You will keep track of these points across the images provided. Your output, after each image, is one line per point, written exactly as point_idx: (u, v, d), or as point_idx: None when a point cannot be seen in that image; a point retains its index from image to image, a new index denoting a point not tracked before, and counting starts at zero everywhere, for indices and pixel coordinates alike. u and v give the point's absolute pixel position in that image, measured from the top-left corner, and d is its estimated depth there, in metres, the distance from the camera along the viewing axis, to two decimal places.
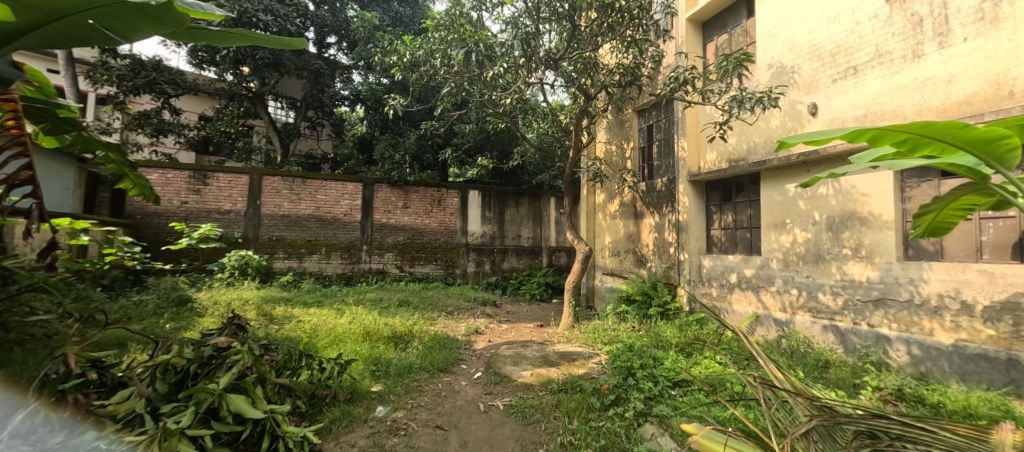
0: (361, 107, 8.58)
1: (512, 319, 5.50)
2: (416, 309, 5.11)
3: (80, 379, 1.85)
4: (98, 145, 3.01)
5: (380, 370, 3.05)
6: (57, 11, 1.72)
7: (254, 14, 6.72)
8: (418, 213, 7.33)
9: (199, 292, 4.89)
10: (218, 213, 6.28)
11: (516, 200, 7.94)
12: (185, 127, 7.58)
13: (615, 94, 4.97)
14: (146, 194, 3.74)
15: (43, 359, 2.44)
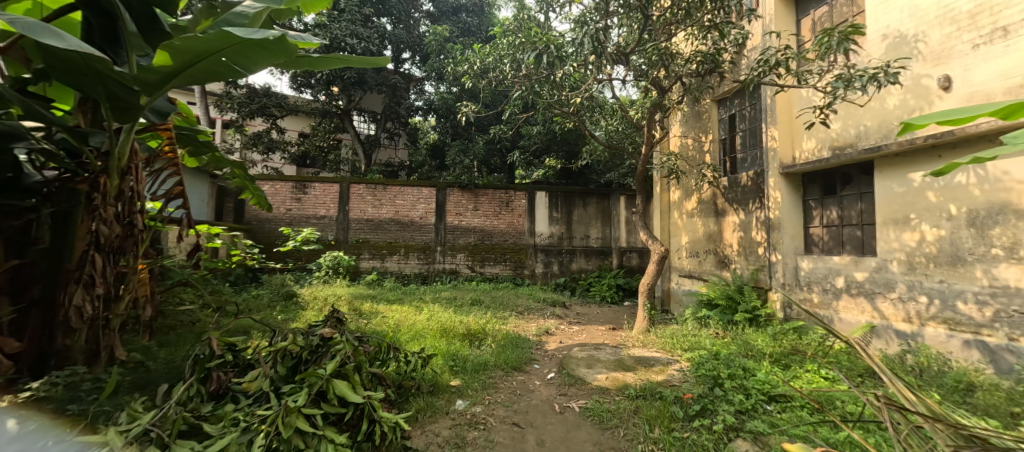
0: (433, 116, 9.08)
1: (582, 320, 5.44)
2: (487, 308, 5.29)
3: (221, 359, 2.20)
4: (225, 163, 3.55)
5: (458, 366, 3.21)
6: (200, 53, 2.07)
7: (342, 39, 7.48)
8: (487, 215, 7.57)
9: (302, 288, 5.54)
10: (315, 218, 7.06)
11: (584, 200, 7.79)
12: (288, 144, 8.64)
13: (692, 85, 4.70)
14: (262, 203, 4.32)
15: (191, 342, 2.94)
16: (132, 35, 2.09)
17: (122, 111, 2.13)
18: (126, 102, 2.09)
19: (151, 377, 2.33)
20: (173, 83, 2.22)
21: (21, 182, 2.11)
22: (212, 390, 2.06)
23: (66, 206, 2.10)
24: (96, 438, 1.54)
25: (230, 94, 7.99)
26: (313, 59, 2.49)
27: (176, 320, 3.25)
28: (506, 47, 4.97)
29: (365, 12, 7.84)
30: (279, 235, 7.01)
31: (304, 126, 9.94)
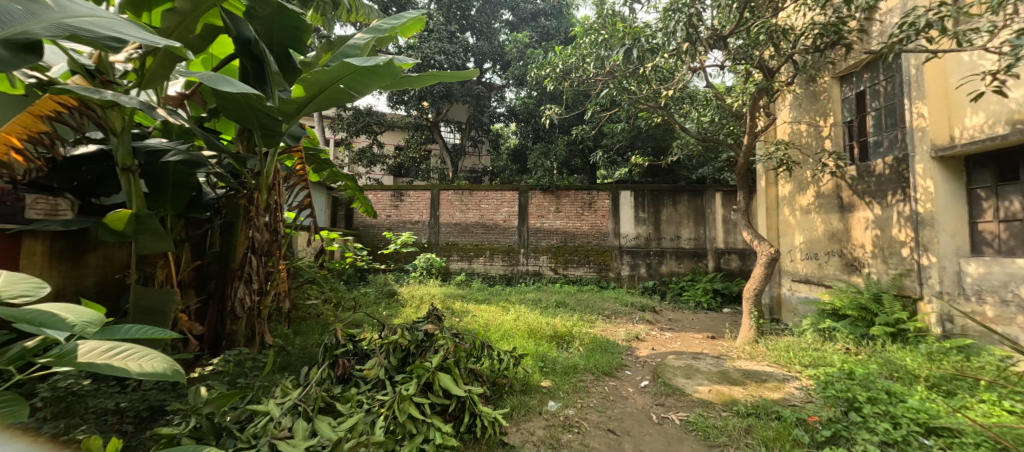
0: (514, 122, 9.31)
1: (675, 327, 5.12)
2: (573, 311, 5.26)
3: (345, 347, 2.52)
4: (341, 176, 4.03)
5: (548, 367, 3.25)
6: (326, 82, 2.42)
7: (431, 56, 8.05)
8: (569, 216, 7.49)
9: (401, 287, 6.07)
10: (411, 223, 7.75)
11: (672, 198, 7.14)
12: (387, 157, 9.52)
13: (806, 63, 4.17)
14: (368, 210, 4.82)
15: (320, 333, 3.41)
16: (274, 74, 2.46)
17: (270, 137, 2.54)
18: (273, 130, 2.50)
19: (294, 360, 2.77)
20: (305, 111, 2.61)
21: (202, 199, 2.68)
22: (340, 374, 2.37)
23: (231, 217, 2.64)
24: (260, 409, 1.82)
25: (341, 116, 9.06)
26: (412, 79, 2.77)
27: (307, 313, 3.79)
28: (590, 45, 4.93)
29: (450, 29, 8.34)
30: (381, 239, 7.79)
31: (400, 140, 10.88)
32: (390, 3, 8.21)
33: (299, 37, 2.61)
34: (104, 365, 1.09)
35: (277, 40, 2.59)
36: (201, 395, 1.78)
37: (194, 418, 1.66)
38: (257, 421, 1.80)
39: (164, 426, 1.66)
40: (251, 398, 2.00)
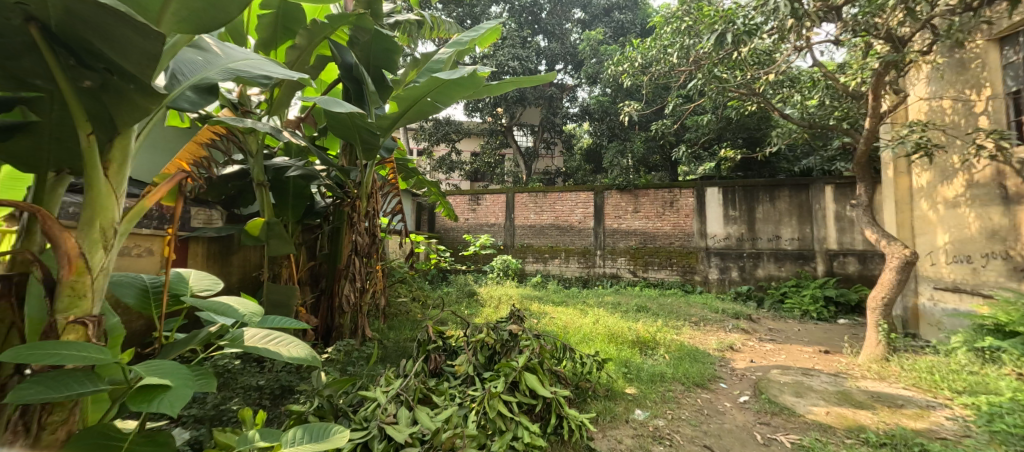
0: (587, 121, 9.12)
1: (777, 338, 4.60)
2: (656, 316, 4.99)
3: (437, 343, 2.67)
4: (426, 183, 4.30)
5: (632, 373, 3.13)
6: (417, 96, 2.61)
7: (505, 63, 8.25)
8: (649, 216, 7.14)
9: (480, 288, 6.28)
10: (488, 225, 8.06)
11: (770, 194, 6.38)
12: (464, 163, 9.96)
13: (951, 28, 3.49)
14: (451, 213, 5.06)
15: (412, 329, 3.65)
16: (371, 93, 2.70)
17: (369, 150, 2.79)
18: (372, 144, 2.74)
19: (393, 352, 3.02)
20: (398, 125, 2.84)
21: (314, 207, 3.05)
22: (433, 368, 2.53)
23: (337, 222, 2.97)
24: (370, 395, 2.00)
25: (424, 127, 9.65)
26: (490, 90, 2.90)
27: (400, 310, 4.09)
28: (671, 35, 4.65)
29: (523, 34, 8.49)
30: (462, 241, 8.17)
31: (476, 146, 11.31)
32: (464, 16, 8.60)
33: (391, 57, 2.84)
34: (262, 351, 1.21)
35: (373, 62, 2.85)
36: (321, 379, 2.02)
37: (317, 398, 1.88)
38: (367, 405, 1.98)
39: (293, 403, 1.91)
40: (360, 385, 2.20)
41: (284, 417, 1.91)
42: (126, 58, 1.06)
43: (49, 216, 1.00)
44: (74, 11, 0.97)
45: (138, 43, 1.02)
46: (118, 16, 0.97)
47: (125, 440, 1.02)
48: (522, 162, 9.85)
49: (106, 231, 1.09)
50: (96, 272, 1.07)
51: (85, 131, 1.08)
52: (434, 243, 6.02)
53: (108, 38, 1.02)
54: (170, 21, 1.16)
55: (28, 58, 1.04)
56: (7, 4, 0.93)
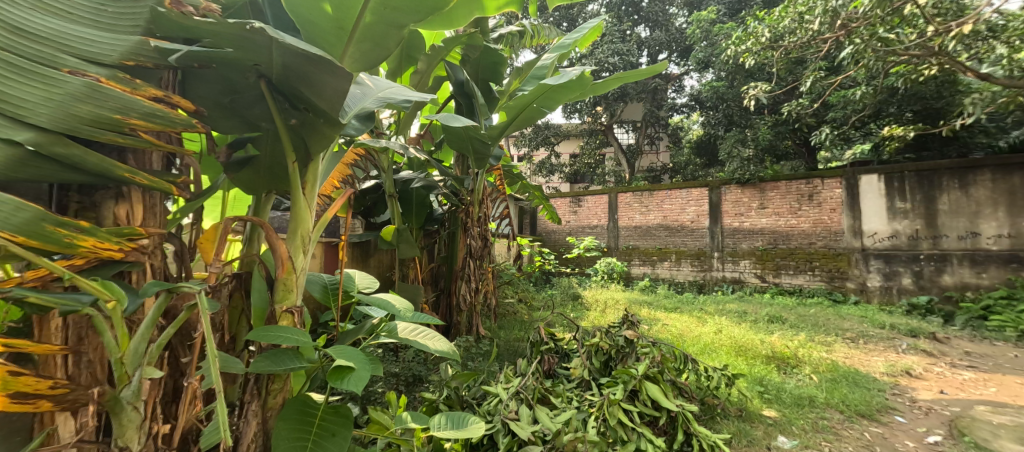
0: (698, 111, 8.31)
1: (982, 366, 3.56)
2: (794, 328, 4.31)
3: (549, 345, 2.53)
4: (530, 187, 4.37)
5: (771, 394, 2.72)
6: (524, 104, 2.67)
7: (605, 60, 7.97)
8: (780, 213, 6.19)
9: (585, 289, 6.06)
10: (590, 227, 7.92)
11: (961, 180, 5.04)
12: (563, 165, 9.91)
13: None
14: (554, 216, 5.09)
15: (524, 329, 3.68)
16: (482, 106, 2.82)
17: (480, 159, 2.91)
18: (484, 153, 2.84)
19: (511, 349, 3.08)
20: (508, 132, 2.94)
21: (433, 214, 3.31)
22: (546, 370, 2.40)
23: (453, 228, 3.16)
24: (493, 390, 2.03)
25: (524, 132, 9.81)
26: (593, 91, 2.83)
27: (511, 311, 4.16)
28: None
29: (623, 27, 8.14)
30: (565, 243, 8.11)
31: (575, 147, 11.19)
32: (561, 18, 8.63)
33: (499, 69, 2.91)
34: (418, 342, 1.21)
35: (481, 76, 2.97)
36: (447, 372, 2.13)
37: (446, 389, 1.99)
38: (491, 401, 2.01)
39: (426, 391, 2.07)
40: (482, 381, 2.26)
41: (418, 404, 2.08)
42: (324, 98, 0.94)
43: (268, 228, 0.99)
44: (285, 62, 0.87)
45: (333, 85, 0.90)
46: (319, 63, 0.85)
47: (313, 429, 0.95)
48: (626, 159, 9.45)
49: (305, 237, 1.06)
50: (299, 272, 1.04)
51: (290, 161, 1.03)
52: (538, 246, 6.07)
53: (312, 83, 0.92)
54: (353, 55, 1.17)
55: (257, 106, 1.01)
56: (246, 67, 0.90)
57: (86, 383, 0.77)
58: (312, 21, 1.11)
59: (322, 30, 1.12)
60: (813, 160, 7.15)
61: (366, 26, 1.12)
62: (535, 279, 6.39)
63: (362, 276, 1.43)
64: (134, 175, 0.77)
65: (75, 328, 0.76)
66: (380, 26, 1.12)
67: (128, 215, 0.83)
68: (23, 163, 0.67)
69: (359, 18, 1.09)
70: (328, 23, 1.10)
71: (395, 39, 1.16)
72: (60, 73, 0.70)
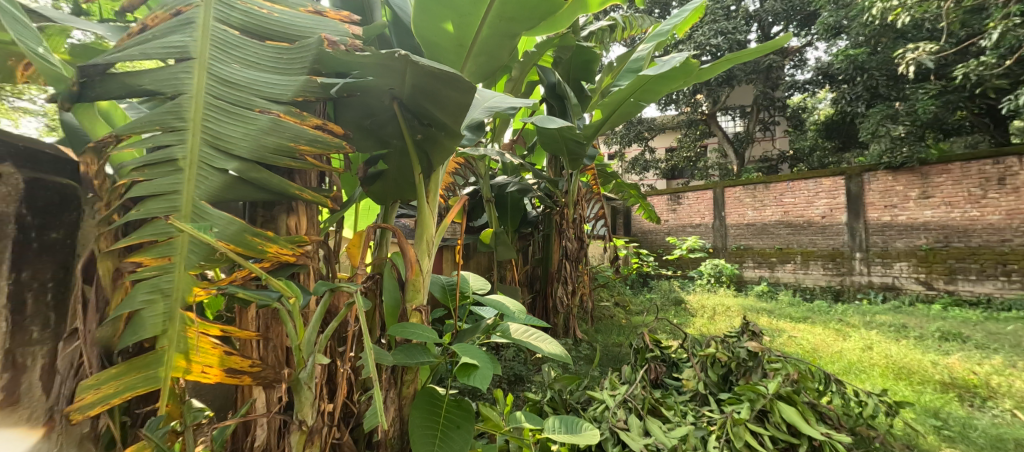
0: (827, 87, 7.09)
1: None
2: (982, 349, 3.39)
3: (655, 352, 2.03)
4: (625, 186, 4.14)
5: (953, 431, 2.12)
6: (621, 98, 2.43)
7: (706, 42, 7.25)
8: (953, 203, 5.00)
9: (689, 294, 5.41)
10: (691, 226, 7.21)
11: None
12: (659, 161, 9.18)
13: None
14: (651, 215, 4.85)
15: (628, 331, 3.39)
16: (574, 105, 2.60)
17: (574, 160, 2.69)
18: (578, 154, 2.63)
19: (613, 353, 2.83)
20: (604, 128, 2.73)
21: (528, 217, 3.30)
22: (653, 380, 1.89)
23: (547, 230, 3.10)
24: (597, 394, 1.71)
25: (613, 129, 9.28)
26: (697, 77, 2.48)
27: (606, 315, 3.94)
28: None
29: (726, 3, 7.33)
30: (663, 243, 7.47)
31: (671, 142, 10.43)
32: (654, 5, 8.13)
33: (590, 69, 2.75)
34: (534, 344, 1.24)
35: (572, 75, 2.78)
36: (550, 374, 1.97)
37: (550, 389, 1.81)
38: (594, 407, 1.69)
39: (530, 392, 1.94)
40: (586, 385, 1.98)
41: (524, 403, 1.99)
42: (447, 111, 1.02)
43: (398, 235, 1.09)
44: (415, 83, 0.95)
45: (457, 99, 0.96)
46: (446, 80, 0.92)
47: (440, 420, 1.03)
48: (733, 149, 8.45)
49: (429, 241, 1.16)
50: (425, 274, 1.14)
51: (417, 173, 1.13)
52: (635, 247, 5.71)
53: (437, 100, 0.99)
54: (471, 68, 1.27)
55: (390, 125, 1.13)
56: (383, 91, 1.01)
57: (273, 364, 0.93)
58: (434, 42, 1.20)
59: (443, 49, 1.21)
60: (1003, 135, 5.52)
61: (483, 41, 1.21)
62: (630, 282, 6.00)
63: (475, 278, 1.51)
64: (301, 192, 0.91)
65: (263, 319, 0.93)
66: (495, 39, 1.20)
67: (296, 226, 1.00)
68: (231, 186, 0.85)
69: (477, 32, 1.17)
70: (449, 42, 1.19)
71: (507, 48, 1.24)
72: (253, 112, 0.87)
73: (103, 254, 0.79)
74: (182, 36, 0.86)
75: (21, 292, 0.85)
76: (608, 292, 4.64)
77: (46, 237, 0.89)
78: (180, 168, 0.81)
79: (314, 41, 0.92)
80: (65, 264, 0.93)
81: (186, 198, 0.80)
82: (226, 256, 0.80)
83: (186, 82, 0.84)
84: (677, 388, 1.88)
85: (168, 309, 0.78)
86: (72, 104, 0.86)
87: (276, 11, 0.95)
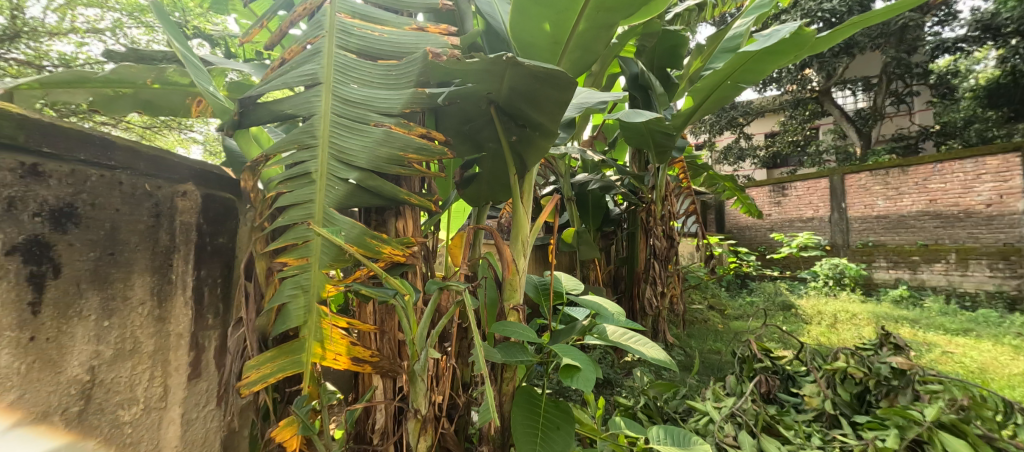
0: (989, 44, 5.73)
1: None
2: None
3: (766, 362, 1.75)
4: (719, 178, 3.76)
5: None
6: (716, 80, 2.18)
7: (817, 9, 6.33)
8: None
9: (799, 297, 4.67)
10: (801, 220, 6.26)
11: None
12: (757, 148, 8.17)
13: None
14: (752, 209, 4.40)
15: (728, 338, 3.08)
16: (660, 95, 2.34)
17: (661, 153, 2.45)
18: (667, 147, 2.39)
19: (712, 361, 2.57)
20: (695, 117, 2.48)
21: (609, 215, 3.16)
22: (764, 394, 1.63)
23: (632, 228, 2.85)
24: (698, 406, 1.54)
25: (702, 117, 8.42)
26: (810, 50, 2.15)
27: (701, 320, 3.62)
28: None
29: None
30: (765, 239, 6.58)
31: (773, 127, 9.30)
32: None
33: (678, 55, 2.45)
34: (633, 346, 1.19)
35: (657, 63, 2.50)
36: (643, 379, 1.85)
37: (643, 395, 1.69)
38: (695, 420, 1.52)
39: (621, 397, 1.83)
40: (685, 394, 1.82)
41: (614, 409, 1.87)
42: (543, 112, 1.04)
43: (495, 235, 1.13)
44: (512, 86, 0.99)
45: (556, 96, 0.97)
46: (545, 79, 0.93)
47: (541, 420, 1.04)
48: (854, 129, 7.23)
49: (524, 241, 1.18)
50: (522, 273, 1.16)
51: (512, 174, 1.16)
52: (732, 243, 5.14)
53: (535, 100, 1.01)
54: (566, 63, 1.28)
55: (486, 129, 1.17)
56: (481, 96, 1.05)
57: (389, 355, 1.03)
58: (530, 42, 1.22)
59: (539, 48, 1.23)
60: None
61: (579, 36, 1.20)
62: (725, 284, 5.42)
63: (568, 278, 1.49)
64: (409, 197, 1.00)
65: (379, 314, 1.04)
66: (591, 32, 1.20)
67: (404, 228, 1.08)
68: (353, 194, 0.95)
69: (574, 28, 1.16)
70: (545, 41, 1.20)
71: (604, 39, 1.22)
72: (369, 126, 0.97)
73: (259, 255, 0.94)
74: (311, 65, 0.99)
75: (201, 287, 1.06)
76: (701, 294, 4.28)
77: (218, 242, 1.11)
78: (314, 180, 0.92)
79: (420, 56, 0.99)
80: (228, 264, 1.14)
81: (318, 206, 0.91)
82: (351, 256, 0.90)
83: (316, 105, 0.96)
84: (796, 406, 1.59)
85: (308, 304, 0.89)
86: (232, 131, 1.03)
87: (386, 33, 1.05)
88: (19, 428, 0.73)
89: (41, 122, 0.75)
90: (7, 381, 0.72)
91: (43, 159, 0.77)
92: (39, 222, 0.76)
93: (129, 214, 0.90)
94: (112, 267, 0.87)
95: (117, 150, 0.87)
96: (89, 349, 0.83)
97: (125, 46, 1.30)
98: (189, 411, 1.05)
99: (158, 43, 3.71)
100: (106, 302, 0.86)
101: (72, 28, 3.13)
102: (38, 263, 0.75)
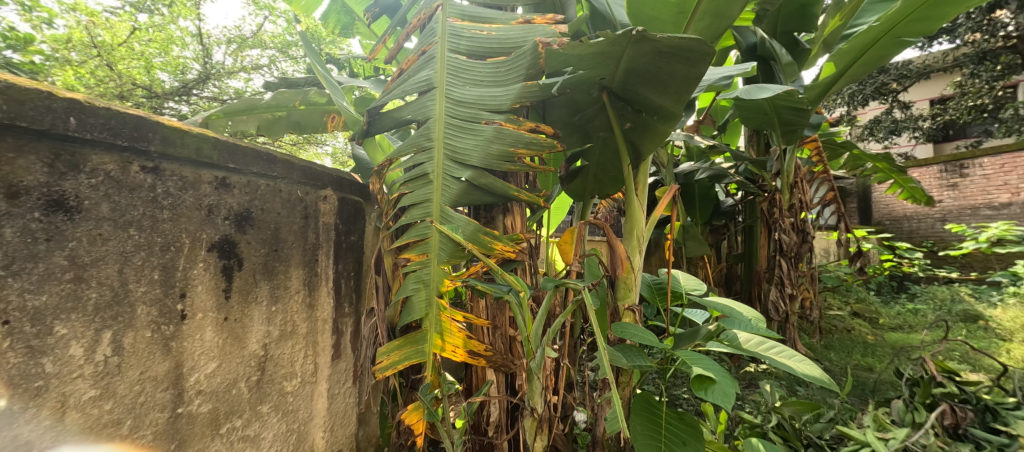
0: None
1: None
2: None
3: (951, 388, 1.38)
4: (868, 159, 3.12)
5: None
6: (871, 38, 1.80)
7: None
8: None
9: (990, 306, 3.64)
10: (990, 208, 4.88)
11: None
12: (920, 119, 6.60)
13: None
14: (917, 195, 3.57)
15: (885, 353, 2.55)
16: (786, 65, 1.99)
17: (790, 133, 2.11)
18: (798, 123, 2.05)
19: (864, 380, 2.15)
20: (836, 87, 2.08)
21: (721, 207, 2.84)
22: (950, 429, 1.30)
23: (752, 222, 2.52)
24: (853, 433, 1.27)
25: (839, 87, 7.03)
26: None
27: (847, 329, 3.04)
28: None
29: None
30: (934, 232, 5.23)
31: (943, 91, 7.47)
32: None
33: (810, 15, 2.08)
34: (773, 359, 1.04)
35: (781, 29, 2.14)
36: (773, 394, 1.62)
37: (775, 414, 1.47)
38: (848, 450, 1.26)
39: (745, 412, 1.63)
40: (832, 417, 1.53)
41: (736, 425, 1.67)
42: (667, 91, 0.96)
43: (606, 231, 1.08)
44: (631, 66, 0.93)
45: (684, 72, 0.89)
46: (673, 54, 0.86)
47: (663, 432, 0.97)
48: None
49: (640, 236, 1.11)
50: (637, 271, 1.10)
51: (626, 163, 1.10)
52: (884, 237, 4.22)
53: (655, 79, 0.95)
54: (694, 33, 1.16)
55: (597, 118, 1.13)
56: (593, 83, 1.01)
57: (501, 348, 1.06)
58: (651, 15, 1.15)
59: (661, 22, 1.15)
60: None
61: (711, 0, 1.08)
62: (872, 287, 4.49)
63: (687, 278, 1.36)
64: (519, 193, 1.00)
65: (491, 308, 1.08)
66: None
67: (512, 224, 1.11)
68: (467, 192, 0.99)
69: None
70: (669, 12, 1.12)
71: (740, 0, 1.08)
72: (481, 125, 1.00)
73: (386, 252, 1.04)
74: (427, 71, 1.05)
75: (339, 279, 1.22)
76: (840, 299, 3.62)
77: (350, 239, 1.27)
78: (431, 180, 0.98)
79: (529, 48, 0.97)
80: (357, 260, 1.29)
81: (436, 204, 0.97)
82: (468, 252, 0.94)
83: (432, 108, 1.01)
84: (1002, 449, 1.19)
85: (428, 297, 0.95)
86: (360, 139, 1.15)
87: (495, 30, 1.07)
88: (221, 390, 0.92)
89: (227, 142, 0.90)
90: (211, 352, 0.89)
91: (230, 172, 0.93)
92: (228, 224, 0.93)
93: (287, 216, 1.06)
94: (277, 261, 1.04)
95: (277, 164, 1.02)
96: (262, 329, 1.00)
97: (277, 77, 1.55)
98: (333, 385, 1.22)
99: (301, 73, 4.36)
100: (273, 290, 1.03)
101: (241, 68, 3.86)
102: (228, 257, 0.93)
